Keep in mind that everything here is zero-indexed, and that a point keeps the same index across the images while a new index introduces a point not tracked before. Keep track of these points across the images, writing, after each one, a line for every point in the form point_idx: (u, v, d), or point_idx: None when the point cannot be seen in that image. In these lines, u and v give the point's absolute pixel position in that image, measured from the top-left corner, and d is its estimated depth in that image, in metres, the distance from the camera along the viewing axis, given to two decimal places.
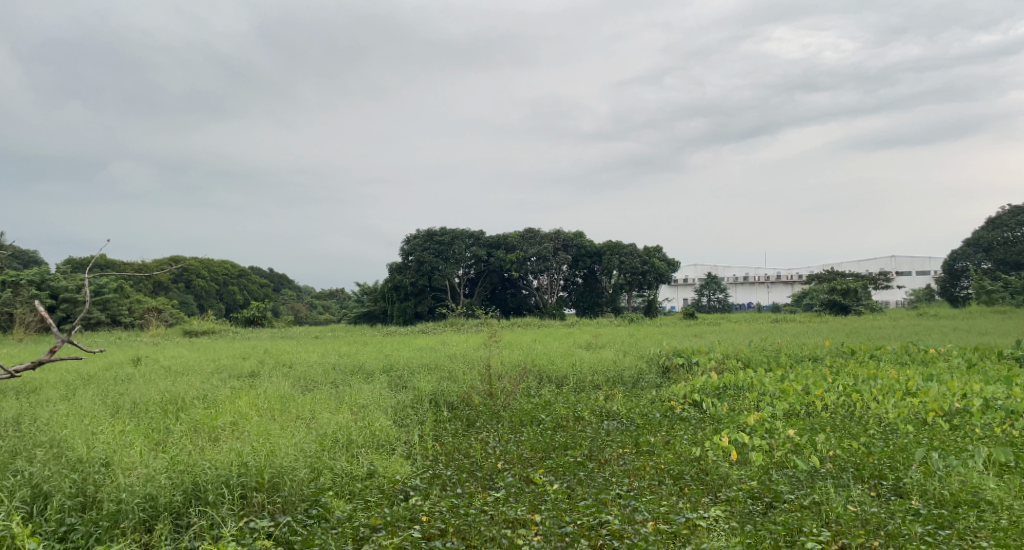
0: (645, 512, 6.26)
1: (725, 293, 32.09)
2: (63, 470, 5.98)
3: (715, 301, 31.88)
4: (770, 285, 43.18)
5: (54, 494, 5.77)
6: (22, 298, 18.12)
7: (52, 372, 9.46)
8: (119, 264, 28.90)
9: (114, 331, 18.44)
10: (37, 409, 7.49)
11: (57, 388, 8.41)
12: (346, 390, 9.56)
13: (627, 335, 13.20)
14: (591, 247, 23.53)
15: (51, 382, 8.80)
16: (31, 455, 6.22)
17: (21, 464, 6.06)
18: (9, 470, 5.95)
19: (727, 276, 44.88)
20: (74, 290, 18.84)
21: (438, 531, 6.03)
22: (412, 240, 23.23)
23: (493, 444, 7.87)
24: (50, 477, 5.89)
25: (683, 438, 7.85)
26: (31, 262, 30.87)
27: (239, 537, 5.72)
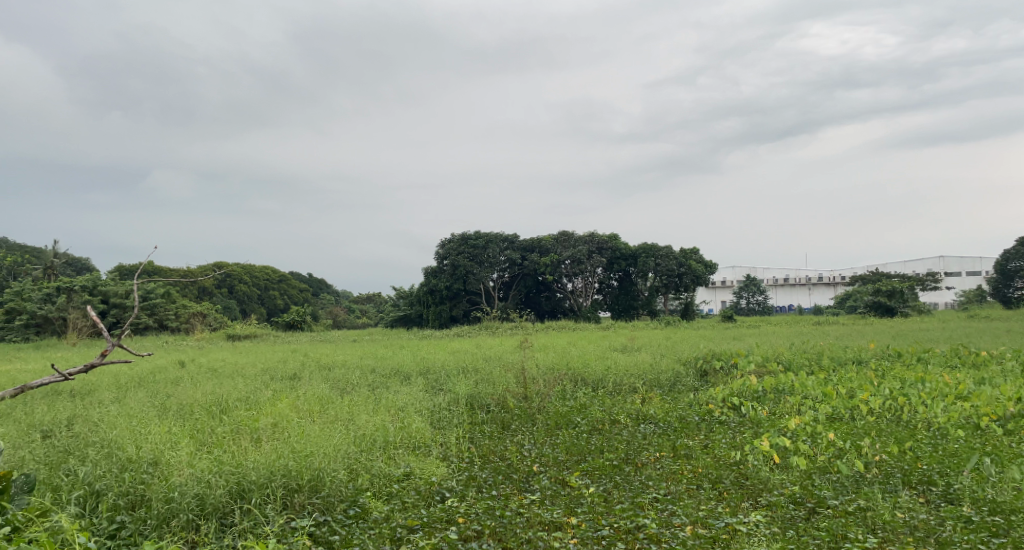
0: (682, 516, 6.20)
1: (765, 295, 31.72)
2: (114, 469, 6.13)
3: (755, 304, 31.53)
4: (812, 287, 42.57)
5: (106, 492, 5.92)
6: (74, 304, 18.58)
7: (104, 374, 9.69)
8: (165, 271, 29.57)
9: (161, 335, 18.85)
10: (89, 410, 7.68)
11: (109, 390, 8.63)
12: (384, 393, 9.64)
13: (663, 338, 13.11)
14: (626, 249, 23.32)
15: (103, 384, 9.01)
16: (84, 455, 6.37)
17: (74, 463, 6.21)
18: (63, 469, 6.11)
19: (768, 278, 44.34)
20: (123, 296, 19.29)
21: (475, 533, 6.02)
22: (446, 244, 23.42)
23: (529, 447, 7.86)
24: (102, 477, 6.04)
25: (722, 443, 7.78)
26: (82, 268, 31.77)
27: (282, 536, 5.80)
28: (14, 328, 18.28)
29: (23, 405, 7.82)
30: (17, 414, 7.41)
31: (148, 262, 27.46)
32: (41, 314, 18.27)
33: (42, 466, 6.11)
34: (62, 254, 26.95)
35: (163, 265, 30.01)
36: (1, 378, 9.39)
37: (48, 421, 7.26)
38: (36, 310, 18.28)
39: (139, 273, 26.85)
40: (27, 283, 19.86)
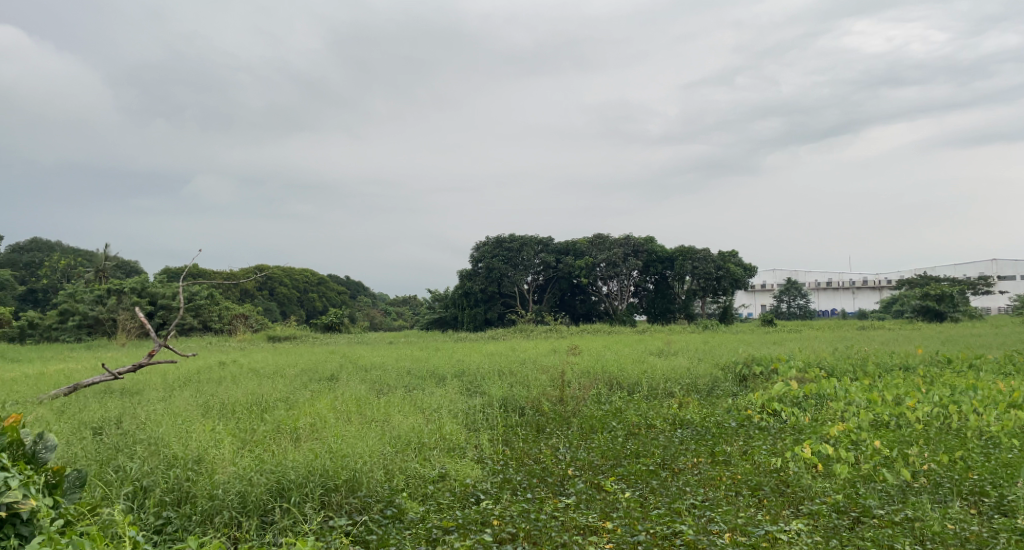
0: (721, 523, 6.12)
1: (806, 299, 31.22)
2: (161, 466, 6.23)
3: (796, 308, 31.03)
4: (856, 291, 41.81)
5: (153, 488, 6.01)
6: (123, 305, 19.00)
7: (153, 374, 9.88)
8: (208, 273, 30.13)
9: (205, 336, 19.18)
10: (138, 408, 7.83)
11: (156, 389, 8.79)
12: (420, 394, 9.67)
13: (701, 342, 12.97)
14: (663, 252, 23.08)
15: (152, 383, 9.19)
16: (132, 451, 6.49)
17: (122, 460, 6.33)
18: (112, 466, 6.23)
19: (810, 282, 43.68)
20: (170, 298, 19.68)
21: (509, 535, 6.00)
22: (481, 248, 23.65)
23: (563, 450, 7.83)
24: (150, 473, 6.14)
25: (762, 449, 7.65)
26: (131, 270, 32.54)
27: (319, 534, 5.84)
28: (66, 329, 18.80)
29: (74, 402, 8.01)
30: (69, 410, 7.60)
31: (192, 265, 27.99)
32: (92, 315, 18.75)
33: (92, 462, 6.23)
34: (111, 256, 27.63)
35: (206, 268, 30.56)
36: (54, 377, 9.64)
37: (98, 417, 7.41)
38: (88, 311, 18.75)
39: (184, 275, 27.40)
40: (79, 285, 20.39)
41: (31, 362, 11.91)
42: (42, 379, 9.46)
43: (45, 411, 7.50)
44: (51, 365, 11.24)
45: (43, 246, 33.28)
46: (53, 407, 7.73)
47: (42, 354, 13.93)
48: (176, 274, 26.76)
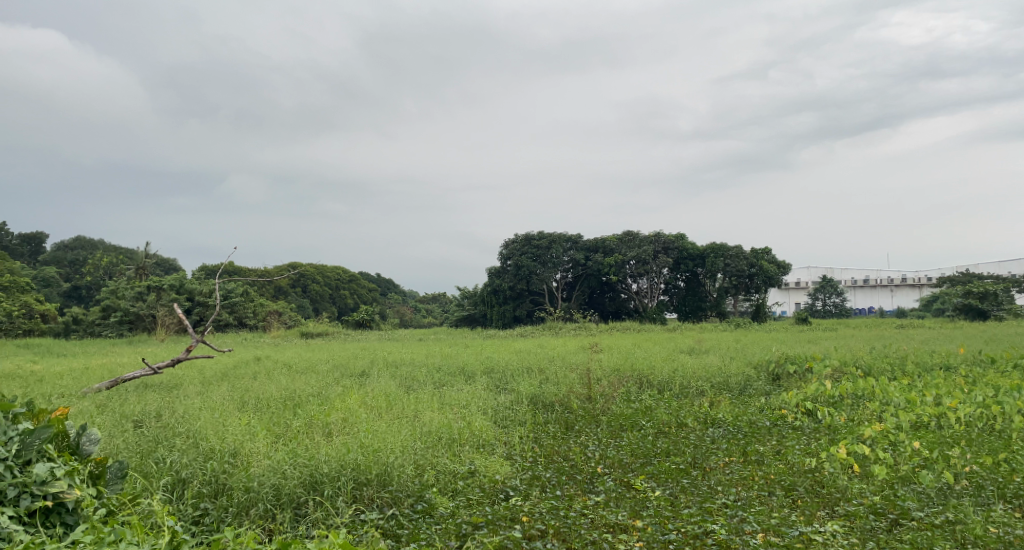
0: (753, 523, 6.03)
1: (843, 297, 30.73)
2: (199, 458, 6.31)
3: (831, 306, 30.56)
4: (895, 289, 41.01)
5: (192, 480, 6.09)
6: (162, 302, 19.35)
7: (190, 368, 10.02)
8: (243, 270, 30.55)
9: (240, 333, 19.41)
10: (176, 402, 7.94)
11: (194, 384, 8.90)
12: (448, 391, 9.67)
13: (733, 341, 12.82)
14: (694, 250, 22.81)
15: (189, 378, 9.31)
16: (171, 444, 6.58)
17: (163, 451, 6.41)
18: (153, 457, 6.32)
19: (846, 280, 43.02)
20: (207, 294, 19.99)
21: (539, 532, 5.98)
22: (510, 245, 23.60)
23: (592, 448, 7.78)
24: (189, 465, 6.22)
25: (795, 449, 7.53)
26: (169, 267, 33.16)
27: (351, 527, 5.86)
28: (109, 324, 19.21)
29: (116, 395, 8.14)
30: (111, 403, 7.74)
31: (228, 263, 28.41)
32: (132, 312, 19.19)
33: (134, 454, 6.33)
34: (150, 254, 28.19)
35: (241, 265, 30.98)
36: (98, 371, 9.83)
37: (138, 411, 7.52)
38: (129, 308, 19.15)
39: (220, 273, 27.83)
40: (121, 282, 20.82)
41: (76, 356, 12.19)
42: (86, 372, 9.66)
43: (88, 404, 7.64)
44: (93, 359, 11.47)
45: (86, 245, 34.11)
46: (95, 400, 7.87)
47: (85, 348, 14.27)
48: (213, 271, 27.17)
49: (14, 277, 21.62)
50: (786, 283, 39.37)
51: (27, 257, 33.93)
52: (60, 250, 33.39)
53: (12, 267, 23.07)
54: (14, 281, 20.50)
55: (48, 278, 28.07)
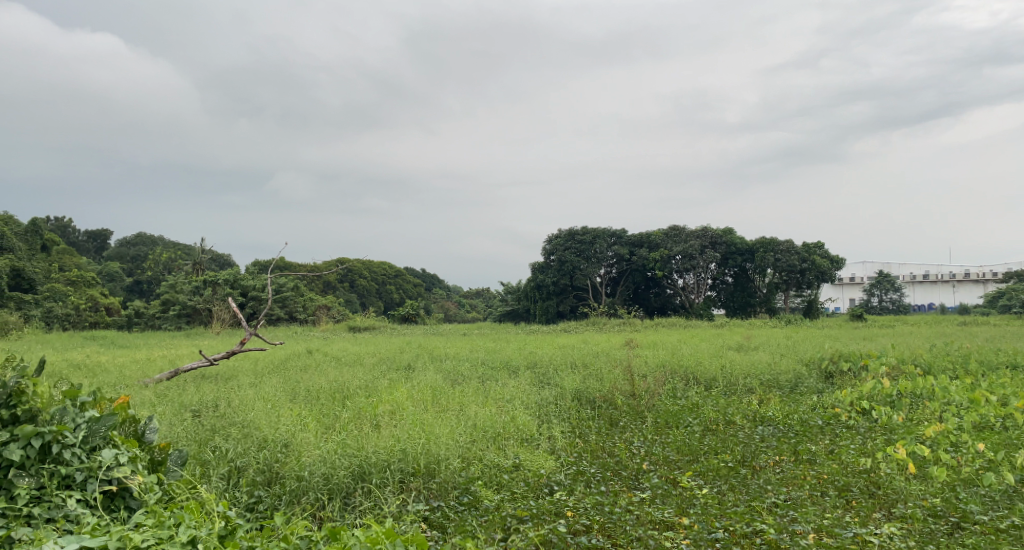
0: (804, 523, 5.88)
1: (900, 293, 29.84)
2: (253, 447, 6.39)
3: (888, 303, 29.76)
4: (957, 284, 39.66)
5: (247, 468, 6.17)
6: (218, 296, 19.66)
7: (244, 360, 10.20)
8: (293, 265, 31.14)
9: (290, 326, 19.70)
10: (232, 392, 8.07)
11: (248, 375, 9.05)
12: (492, 385, 9.65)
13: (783, 337, 12.57)
14: (742, 245, 22.35)
15: (244, 369, 9.49)
16: (227, 432, 6.69)
17: (219, 440, 6.51)
18: (209, 446, 6.42)
19: (904, 275, 41.90)
20: (260, 289, 20.33)
21: (584, 527, 5.92)
22: (554, 240, 23.80)
23: (638, 444, 7.68)
24: (243, 454, 6.30)
25: (850, 449, 7.32)
26: (224, 262, 33.91)
27: (399, 517, 5.86)
28: (167, 317, 19.66)
29: (174, 385, 8.32)
30: (170, 393, 7.90)
31: (278, 258, 28.98)
32: (190, 305, 19.55)
33: (191, 442, 6.44)
34: (205, 249, 28.86)
35: (290, 261, 31.55)
36: (159, 362, 10.08)
37: (197, 400, 7.66)
38: (186, 301, 19.57)
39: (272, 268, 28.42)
40: (180, 277, 21.29)
41: (138, 348, 12.58)
42: (147, 363, 9.92)
43: (148, 394, 7.81)
44: (153, 351, 11.79)
45: (145, 242, 35.21)
46: (155, 390, 8.04)
47: (145, 340, 14.70)
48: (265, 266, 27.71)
49: (79, 271, 22.39)
50: (839, 277, 38.48)
51: (94, 252, 35.05)
52: (123, 246, 34.49)
53: (78, 261, 23.89)
54: (80, 275, 21.24)
55: (111, 274, 29.10)
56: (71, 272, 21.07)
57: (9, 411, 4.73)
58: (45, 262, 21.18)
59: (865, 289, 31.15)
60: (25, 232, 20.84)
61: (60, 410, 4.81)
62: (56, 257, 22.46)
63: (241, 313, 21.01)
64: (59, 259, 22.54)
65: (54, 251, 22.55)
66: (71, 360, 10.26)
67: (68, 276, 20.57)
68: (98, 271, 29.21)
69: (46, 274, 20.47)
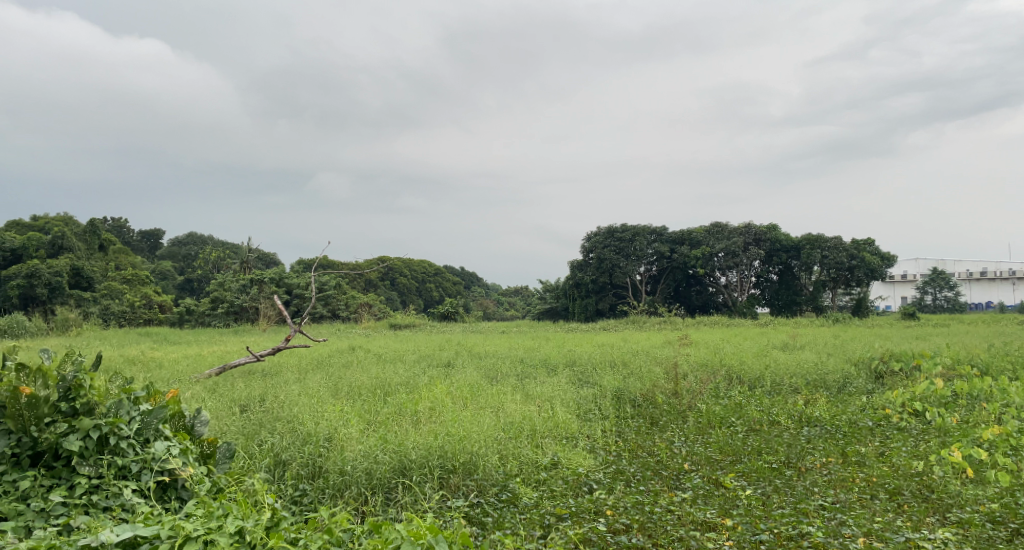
0: (854, 526, 5.71)
1: (956, 291, 28.98)
2: (297, 442, 6.44)
3: (942, 300, 28.99)
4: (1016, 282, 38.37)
5: (291, 462, 6.21)
6: (264, 294, 19.98)
7: (289, 357, 10.33)
8: (334, 264, 31.55)
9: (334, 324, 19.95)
10: (276, 388, 8.15)
11: (293, 371, 9.15)
12: (532, 383, 9.61)
13: (830, 336, 12.31)
14: (788, 242, 21.90)
15: (289, 365, 9.61)
16: (272, 427, 6.75)
17: (265, 434, 6.58)
18: (256, 440, 6.49)
19: (960, 273, 40.75)
20: (304, 287, 20.61)
21: (624, 526, 5.83)
22: (593, 238, 23.72)
23: (679, 444, 7.55)
24: (288, 448, 6.34)
25: (902, 451, 7.11)
26: (270, 261, 34.51)
27: (439, 512, 5.85)
28: (216, 315, 19.90)
29: (224, 380, 8.45)
30: (219, 388, 8.02)
31: (321, 257, 29.36)
32: (237, 303, 19.87)
33: (239, 436, 6.52)
34: (251, 248, 29.38)
35: (333, 260, 31.96)
36: (208, 357, 10.27)
37: (245, 395, 7.75)
38: (234, 299, 19.90)
39: (316, 266, 28.83)
40: (229, 275, 21.65)
41: (189, 344, 12.85)
42: (197, 359, 10.10)
43: (199, 389, 7.95)
44: (201, 347, 12.03)
45: (196, 241, 36.02)
46: (205, 385, 8.18)
47: (195, 337, 14.99)
48: (308, 265, 28.16)
49: (134, 269, 22.95)
50: (891, 276, 37.54)
51: (148, 252, 35.98)
52: (175, 246, 35.32)
53: (134, 261, 24.49)
54: (135, 273, 21.74)
55: (164, 273, 29.89)
56: (127, 271, 21.58)
57: (69, 403, 4.81)
58: (102, 261, 21.79)
59: (918, 286, 30.36)
60: (84, 232, 21.64)
61: (115, 403, 4.91)
62: (112, 256, 23.04)
63: (287, 311, 21.34)
64: (115, 258, 23.17)
65: (110, 250, 23.15)
66: (127, 355, 10.52)
67: (124, 274, 21.05)
68: (151, 269, 30.01)
69: (103, 273, 21.05)
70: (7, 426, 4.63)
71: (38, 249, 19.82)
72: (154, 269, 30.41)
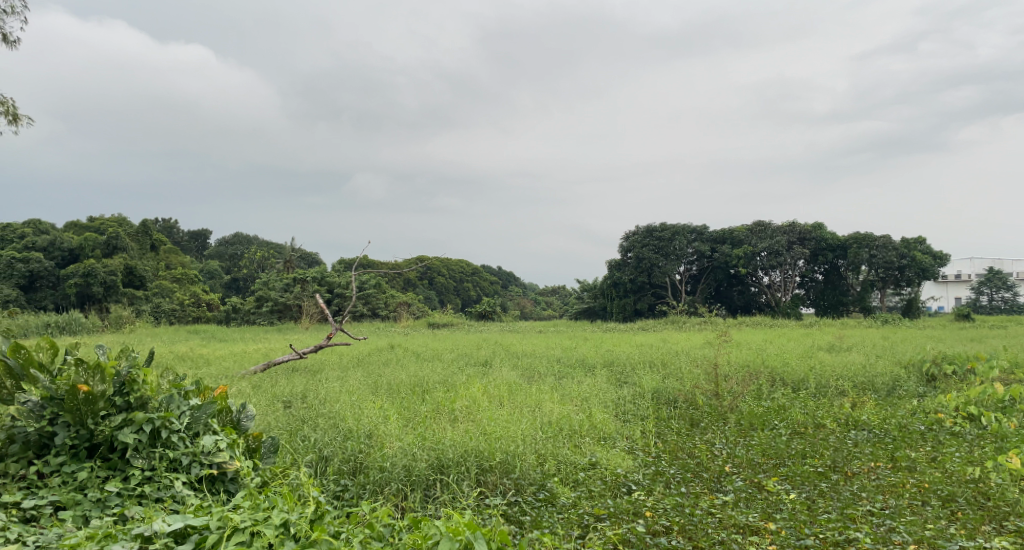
0: (904, 534, 5.54)
1: (1013, 292, 28.11)
2: (338, 438, 6.45)
3: (999, 301, 28.16)
4: None
5: (332, 458, 6.22)
6: (307, 293, 20.25)
7: (330, 354, 10.41)
8: (374, 263, 31.84)
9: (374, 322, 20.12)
10: (318, 385, 8.20)
11: (333, 368, 9.19)
12: (569, 382, 9.52)
13: (879, 338, 12.00)
14: (834, 240, 21.43)
15: (330, 362, 9.67)
16: (314, 423, 6.78)
17: (307, 430, 6.60)
18: (298, 435, 6.51)
19: (1016, 274, 39.57)
20: (345, 286, 20.79)
21: (663, 528, 5.73)
22: (632, 237, 23.57)
23: (720, 446, 7.40)
24: (329, 444, 6.36)
25: (954, 457, 6.87)
26: (312, 261, 35.02)
27: (477, 509, 5.81)
28: (262, 313, 20.24)
29: (268, 377, 8.54)
30: (263, 385, 8.09)
31: (361, 257, 29.70)
32: (281, 302, 20.14)
33: (282, 432, 6.56)
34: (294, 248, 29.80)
35: (373, 260, 32.24)
36: (253, 354, 10.40)
37: (287, 392, 7.81)
38: (278, 298, 20.18)
39: (355, 266, 29.12)
40: (273, 274, 21.97)
41: (236, 341, 13.08)
42: (242, 356, 10.24)
43: (244, 385, 8.04)
44: (245, 344, 12.19)
45: (242, 241, 36.74)
46: (251, 381, 8.27)
47: (241, 334, 15.23)
48: (350, 265, 28.45)
49: (184, 268, 23.44)
50: (944, 276, 36.60)
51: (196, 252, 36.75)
52: (222, 246, 36.01)
53: (184, 260, 24.90)
54: (184, 273, 22.22)
55: (212, 272, 30.46)
56: (176, 271, 22.06)
57: (123, 397, 4.87)
58: (154, 260, 22.31)
59: (973, 286, 29.52)
60: (136, 232, 22.15)
61: (167, 398, 4.97)
62: (163, 256, 23.55)
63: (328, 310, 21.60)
64: (166, 258, 23.69)
65: (161, 250, 23.65)
66: (175, 352, 10.71)
67: (174, 273, 21.54)
68: (199, 268, 30.59)
69: (154, 272, 21.58)
70: (66, 418, 4.70)
71: (94, 249, 20.28)
72: (202, 269, 31.03)
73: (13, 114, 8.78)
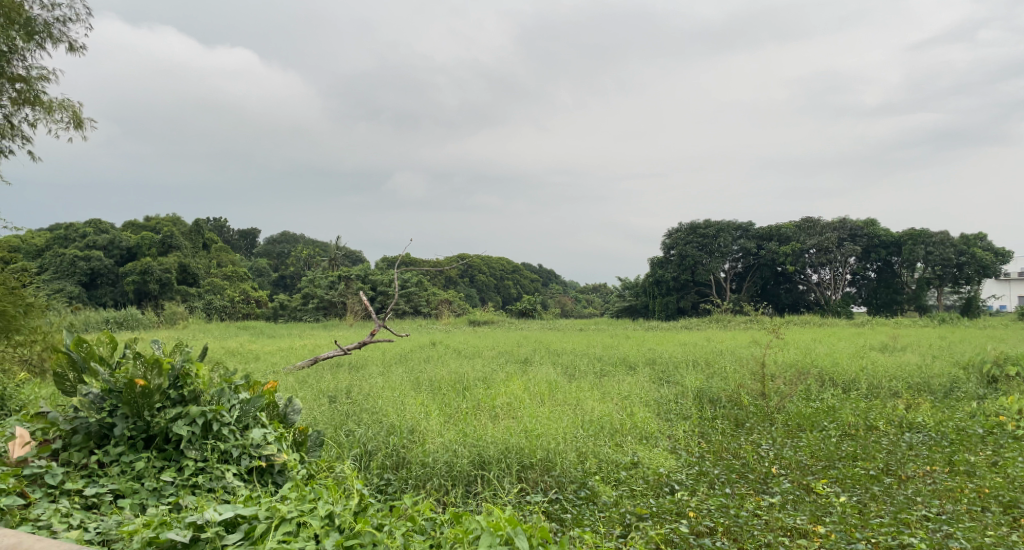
0: (962, 540, 5.32)
1: None
2: (381, 433, 6.44)
3: None
4: None
5: (375, 452, 6.21)
6: (351, 290, 20.22)
7: (374, 350, 10.46)
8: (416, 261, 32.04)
9: (416, 319, 20.23)
10: (361, 381, 8.22)
11: (376, 365, 9.21)
12: (611, 381, 9.40)
13: (934, 337, 11.63)
14: (887, 237, 20.84)
15: (373, 359, 9.70)
16: (358, 418, 6.78)
17: (351, 425, 6.61)
18: (343, 430, 6.52)
19: None
20: (388, 284, 20.92)
21: (707, 528, 5.61)
22: (676, 234, 23.33)
23: (766, 446, 7.22)
24: (372, 439, 6.36)
25: (1016, 462, 6.58)
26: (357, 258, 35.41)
27: (518, 506, 5.75)
28: (308, 310, 20.54)
29: (313, 373, 8.59)
30: (308, 380, 8.13)
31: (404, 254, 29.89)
32: (326, 299, 20.32)
33: (326, 427, 6.57)
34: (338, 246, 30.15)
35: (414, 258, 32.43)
36: (299, 350, 10.50)
37: (332, 387, 7.83)
38: (324, 295, 20.35)
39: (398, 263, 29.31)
40: (318, 271, 22.18)
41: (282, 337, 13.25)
42: (288, 351, 10.35)
43: (290, 380, 8.10)
44: (291, 340, 12.32)
45: (290, 238, 37.46)
46: (296, 377, 8.33)
47: (289, 330, 15.42)
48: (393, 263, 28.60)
49: (234, 266, 23.88)
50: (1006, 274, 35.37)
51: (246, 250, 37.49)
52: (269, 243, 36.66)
53: (234, 258, 25.19)
54: (234, 270, 22.63)
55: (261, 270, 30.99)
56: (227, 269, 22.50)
57: (177, 391, 4.91)
58: (205, 258, 22.77)
59: None
60: (191, 231, 22.84)
61: (218, 391, 5.00)
62: (215, 254, 23.95)
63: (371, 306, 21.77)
64: (218, 255, 24.05)
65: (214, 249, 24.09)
66: (225, 347, 10.88)
67: (224, 270, 22.01)
68: (248, 266, 31.11)
69: (205, 270, 22.02)
70: (123, 410, 4.76)
71: (150, 248, 20.74)
72: (251, 266, 31.51)
73: (77, 119, 8.96)
